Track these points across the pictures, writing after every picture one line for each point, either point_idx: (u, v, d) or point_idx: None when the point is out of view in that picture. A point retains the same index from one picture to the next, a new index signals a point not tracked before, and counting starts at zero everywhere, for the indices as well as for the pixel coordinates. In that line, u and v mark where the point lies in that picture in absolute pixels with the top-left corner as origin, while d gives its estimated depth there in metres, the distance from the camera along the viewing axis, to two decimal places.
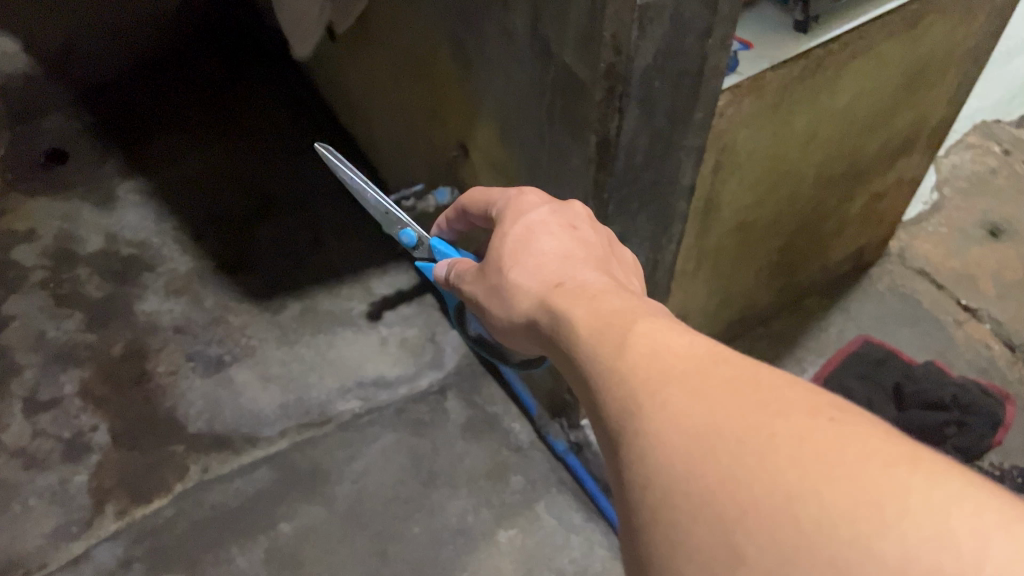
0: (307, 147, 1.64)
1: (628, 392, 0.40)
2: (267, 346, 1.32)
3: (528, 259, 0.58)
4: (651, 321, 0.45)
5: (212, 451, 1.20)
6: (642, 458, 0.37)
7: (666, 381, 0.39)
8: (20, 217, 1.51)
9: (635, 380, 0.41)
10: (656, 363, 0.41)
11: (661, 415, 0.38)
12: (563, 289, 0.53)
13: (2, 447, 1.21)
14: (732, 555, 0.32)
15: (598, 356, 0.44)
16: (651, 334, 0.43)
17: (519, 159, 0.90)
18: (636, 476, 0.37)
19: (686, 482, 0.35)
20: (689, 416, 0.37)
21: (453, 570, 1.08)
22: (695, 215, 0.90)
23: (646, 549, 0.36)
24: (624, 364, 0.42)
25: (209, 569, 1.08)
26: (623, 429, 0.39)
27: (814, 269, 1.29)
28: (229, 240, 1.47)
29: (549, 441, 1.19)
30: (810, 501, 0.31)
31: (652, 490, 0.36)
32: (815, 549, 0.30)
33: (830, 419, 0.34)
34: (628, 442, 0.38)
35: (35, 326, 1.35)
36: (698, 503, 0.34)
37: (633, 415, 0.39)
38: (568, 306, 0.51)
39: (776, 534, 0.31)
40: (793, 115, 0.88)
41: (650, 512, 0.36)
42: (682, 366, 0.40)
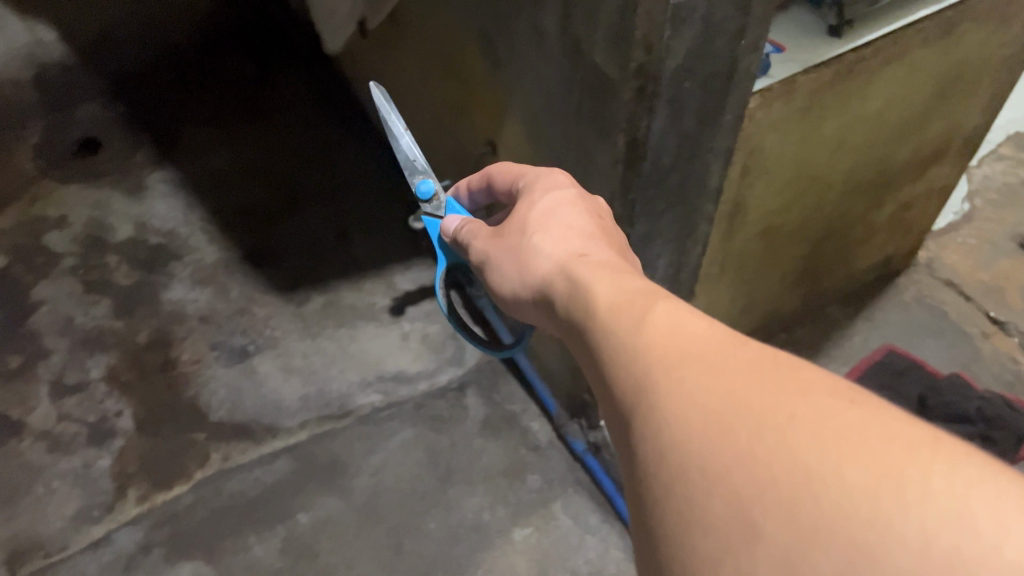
0: (335, 142, 1.65)
1: (648, 371, 0.41)
2: (290, 338, 1.33)
3: (550, 237, 0.59)
4: (673, 306, 0.45)
5: (233, 440, 1.21)
6: (659, 435, 0.37)
7: (687, 361, 0.39)
8: (53, 204, 1.54)
9: (656, 359, 0.41)
10: (678, 343, 0.41)
11: (681, 394, 0.38)
12: (580, 267, 0.54)
13: (28, 429, 1.23)
14: (747, 529, 0.32)
15: (617, 334, 0.45)
16: (673, 319, 0.43)
17: (546, 157, 0.90)
18: (653, 454, 0.37)
19: (703, 457, 0.35)
20: (710, 394, 0.37)
21: (467, 566, 1.09)
22: (721, 218, 0.90)
23: (658, 526, 0.36)
24: (645, 344, 0.42)
25: (226, 556, 1.10)
26: (641, 406, 0.40)
27: (839, 277, 1.28)
28: (255, 231, 1.49)
29: (567, 442, 1.19)
30: (829, 478, 0.31)
31: (668, 465, 0.36)
32: (833, 527, 0.30)
33: (853, 400, 0.34)
34: (647, 424, 0.38)
35: (64, 311, 1.37)
36: (715, 478, 0.34)
37: (652, 391, 0.39)
38: (586, 284, 0.51)
39: (794, 511, 0.31)
40: (823, 120, 0.87)
41: (665, 487, 0.36)
42: (705, 347, 0.40)
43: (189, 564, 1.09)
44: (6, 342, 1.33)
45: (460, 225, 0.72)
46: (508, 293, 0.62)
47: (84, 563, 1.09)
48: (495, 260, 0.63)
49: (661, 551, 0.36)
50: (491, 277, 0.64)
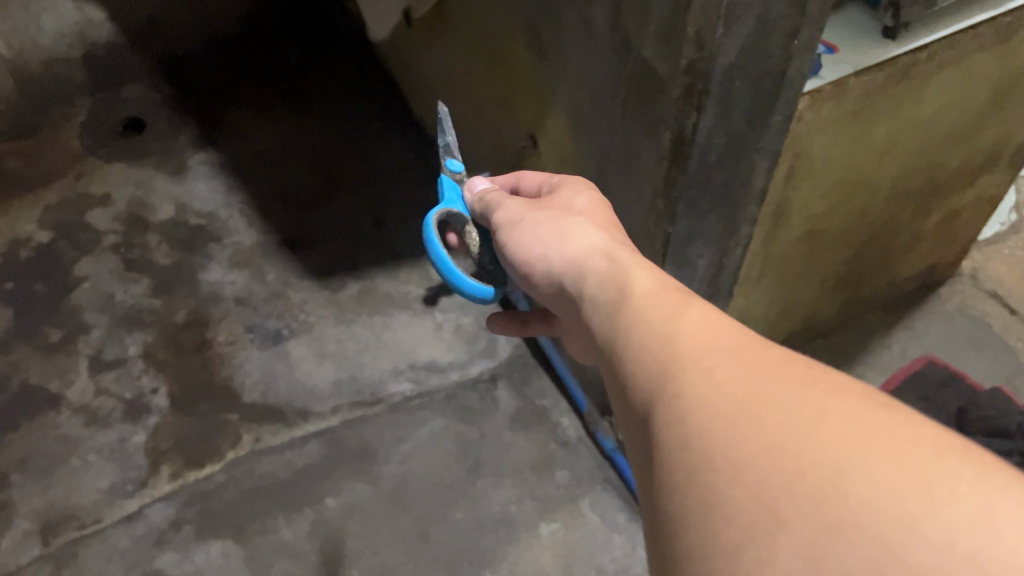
0: (376, 130, 1.65)
1: (680, 368, 0.42)
2: (324, 323, 1.34)
3: (582, 227, 0.60)
4: (707, 313, 0.46)
5: (265, 421, 1.22)
6: (686, 426, 0.38)
7: (719, 360, 0.41)
8: (97, 182, 1.56)
9: (689, 356, 0.42)
10: (711, 345, 0.42)
11: (712, 390, 0.39)
12: (612, 261, 0.55)
13: (66, 402, 1.25)
14: (770, 518, 0.33)
15: (649, 331, 0.46)
16: (707, 326, 0.44)
17: (589, 152, 0.89)
18: (678, 446, 0.38)
19: (730, 449, 0.36)
20: (741, 392, 0.38)
21: (493, 558, 1.09)
22: (764, 220, 0.89)
23: (676, 514, 0.36)
24: (678, 343, 0.44)
25: (254, 536, 1.11)
26: (670, 400, 0.41)
27: (880, 284, 1.26)
28: (293, 215, 1.50)
29: (597, 439, 1.18)
30: (856, 475, 0.32)
31: (693, 454, 0.37)
32: (858, 520, 0.31)
33: (880, 408, 0.35)
34: (676, 417, 0.39)
35: (105, 288, 1.39)
36: (741, 468, 0.35)
37: (683, 386, 0.41)
38: (620, 279, 0.53)
39: (819, 503, 0.32)
40: (873, 123, 0.86)
41: (687, 475, 0.37)
42: (736, 351, 0.41)
43: (219, 543, 1.10)
44: (47, 316, 1.36)
45: (489, 188, 0.72)
46: (524, 269, 0.62)
47: (117, 536, 1.11)
48: (528, 222, 0.63)
49: (676, 540, 0.36)
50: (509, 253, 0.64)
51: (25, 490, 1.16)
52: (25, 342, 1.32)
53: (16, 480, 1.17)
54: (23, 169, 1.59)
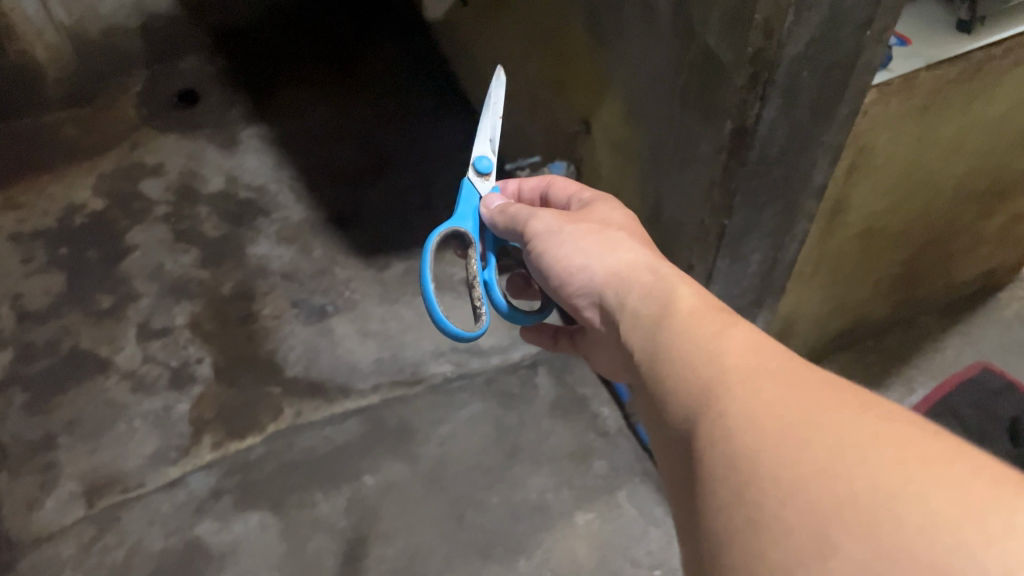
0: (426, 110, 1.65)
1: (724, 383, 0.41)
2: (368, 301, 1.35)
3: (624, 239, 0.59)
4: (751, 330, 0.45)
5: (307, 396, 1.23)
6: (732, 444, 0.37)
7: (767, 380, 0.40)
8: (152, 152, 1.58)
9: (734, 374, 0.41)
10: (758, 364, 0.41)
11: (760, 409, 0.38)
12: (655, 277, 0.54)
13: (114, 367, 1.27)
14: (821, 540, 0.31)
15: (692, 341, 0.45)
16: (751, 342, 0.43)
17: (644, 141, 0.88)
18: (723, 463, 0.37)
19: (778, 470, 0.35)
20: (789, 411, 0.37)
21: (527, 545, 1.08)
22: (821, 216, 0.86)
23: (721, 533, 0.35)
24: (722, 356, 0.43)
25: (292, 510, 1.12)
26: (715, 417, 0.40)
27: (936, 287, 1.22)
28: (341, 193, 1.50)
29: (637, 430, 1.18)
30: (912, 502, 0.31)
31: (739, 473, 0.36)
32: (915, 548, 0.29)
33: (935, 435, 0.34)
34: (719, 433, 0.38)
35: (155, 257, 1.41)
36: (789, 488, 0.34)
37: (728, 403, 0.39)
38: (664, 295, 0.51)
39: (873, 528, 0.31)
40: (942, 121, 0.83)
41: (733, 494, 0.36)
42: (783, 369, 0.40)
43: (257, 514, 1.11)
44: (99, 282, 1.38)
45: (510, 203, 0.71)
46: (561, 275, 0.61)
47: (159, 502, 1.13)
48: (567, 233, 0.61)
49: (721, 560, 0.35)
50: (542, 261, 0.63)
51: (72, 452, 1.18)
52: (76, 307, 1.35)
53: (63, 442, 1.19)
54: (80, 137, 1.61)
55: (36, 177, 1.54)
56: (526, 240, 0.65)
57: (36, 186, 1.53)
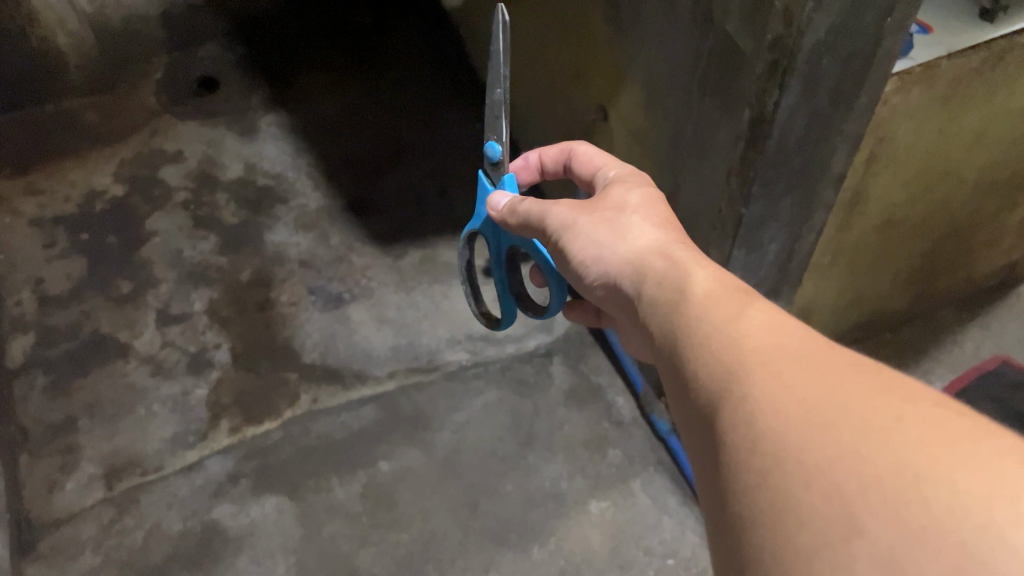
0: (444, 98, 1.65)
1: (743, 363, 0.41)
2: (385, 289, 1.35)
3: (639, 225, 0.59)
4: (769, 310, 0.45)
5: (323, 383, 1.24)
6: (753, 427, 0.37)
7: (787, 362, 0.39)
8: (171, 139, 1.59)
9: (753, 355, 0.41)
10: (778, 344, 0.41)
11: (781, 392, 0.38)
12: (669, 263, 0.53)
13: (134, 352, 1.29)
14: (848, 523, 0.32)
15: (709, 322, 0.45)
16: (769, 322, 0.43)
17: (661, 129, 0.87)
18: (744, 443, 0.37)
19: (801, 454, 0.35)
20: (811, 393, 0.37)
21: (542, 532, 1.09)
22: (840, 207, 0.85)
23: (745, 514, 0.36)
24: (741, 337, 0.43)
25: (309, 494, 1.13)
26: (735, 399, 0.39)
27: (956, 279, 1.22)
28: (358, 181, 1.51)
29: (652, 421, 1.17)
30: (940, 485, 0.31)
31: (762, 456, 0.36)
32: (943, 529, 0.30)
33: (959, 414, 0.34)
34: (739, 414, 0.38)
35: (174, 244, 1.42)
36: (813, 471, 0.34)
37: (748, 385, 0.39)
38: (678, 280, 0.51)
39: (900, 509, 0.31)
40: (963, 111, 0.82)
41: (755, 476, 0.36)
42: (803, 350, 0.40)
43: (274, 498, 1.12)
44: (118, 268, 1.39)
45: (518, 200, 0.69)
46: (579, 262, 0.61)
47: (177, 485, 1.14)
48: (581, 225, 0.61)
49: (743, 539, 0.35)
50: (560, 247, 0.63)
51: (93, 435, 1.19)
52: (97, 292, 1.36)
53: (84, 425, 1.20)
54: (101, 123, 1.62)
55: (57, 163, 1.55)
56: (541, 230, 0.65)
57: (57, 172, 1.54)
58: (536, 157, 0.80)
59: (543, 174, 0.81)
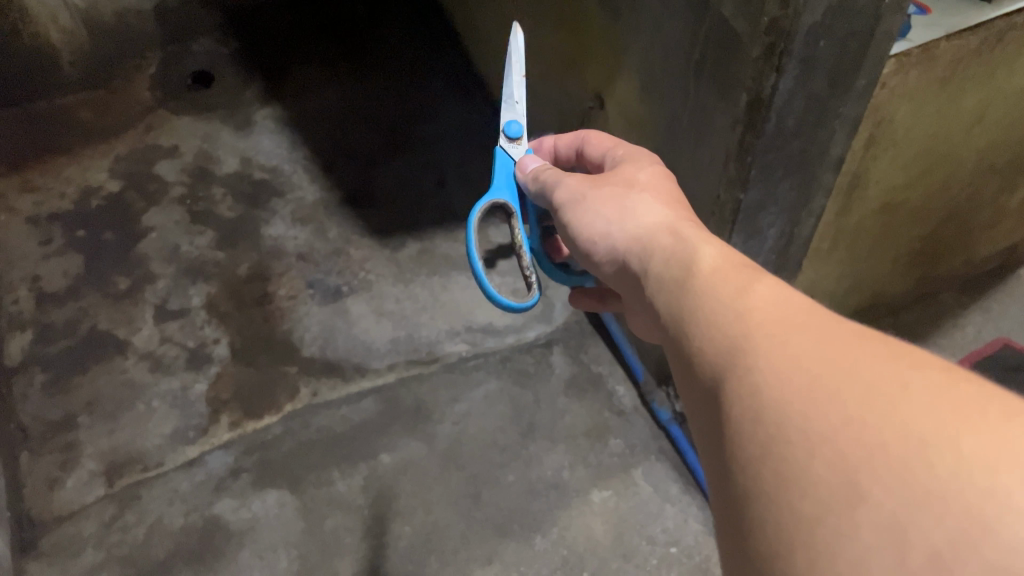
0: (440, 89, 1.64)
1: (749, 336, 0.40)
2: (383, 282, 1.35)
3: (645, 202, 0.59)
4: (775, 283, 0.44)
5: (323, 376, 1.24)
6: (758, 397, 0.37)
7: (793, 334, 0.39)
8: (166, 134, 1.59)
9: (759, 327, 0.41)
10: (784, 316, 0.41)
11: (786, 361, 0.37)
12: (676, 239, 0.53)
13: (132, 348, 1.28)
14: (852, 490, 0.31)
15: (716, 298, 0.45)
16: (775, 295, 0.43)
17: (658, 116, 0.87)
18: (748, 415, 0.37)
19: (806, 422, 0.34)
20: (817, 363, 0.37)
21: (544, 522, 1.08)
22: (840, 191, 0.85)
23: (749, 485, 0.35)
24: (747, 311, 0.42)
25: (310, 487, 1.12)
26: (739, 371, 0.39)
27: (956, 263, 1.21)
28: (356, 173, 1.50)
29: (652, 409, 1.17)
30: (945, 450, 0.30)
31: (767, 426, 0.36)
32: (948, 494, 0.29)
33: (966, 379, 0.33)
34: (745, 386, 0.38)
35: (171, 239, 1.42)
36: (817, 438, 0.34)
37: (754, 355, 0.39)
38: (685, 257, 0.51)
39: (904, 476, 0.30)
40: (962, 92, 0.81)
41: (760, 447, 0.36)
42: (809, 322, 0.40)
43: (275, 492, 1.12)
44: (115, 264, 1.39)
45: (541, 167, 0.72)
46: (585, 241, 0.61)
47: (178, 480, 1.14)
48: (590, 200, 0.61)
49: (747, 510, 0.35)
50: (569, 222, 0.63)
51: (92, 431, 1.19)
52: (94, 288, 1.36)
53: (83, 422, 1.20)
54: (95, 120, 1.61)
55: (53, 159, 1.55)
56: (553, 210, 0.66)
57: (52, 168, 1.53)
58: (551, 142, 0.80)
59: (557, 159, 0.80)
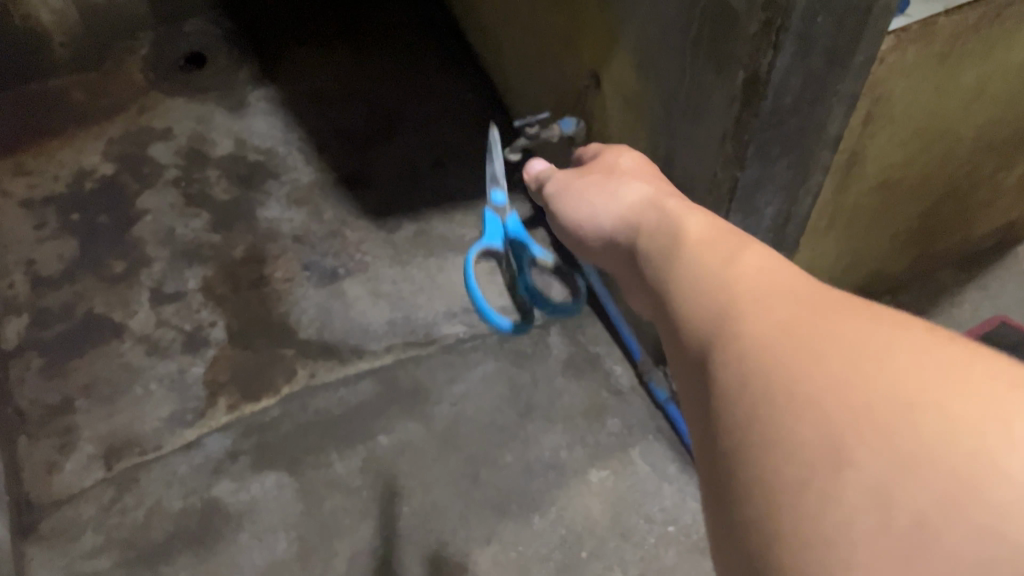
0: (436, 68, 1.63)
1: (735, 303, 0.40)
2: (380, 263, 1.34)
3: (643, 193, 0.59)
4: (759, 249, 0.44)
5: (320, 358, 1.23)
6: (745, 362, 0.37)
7: (778, 299, 0.39)
8: (160, 116, 1.57)
9: (745, 292, 0.40)
10: (770, 282, 0.41)
11: (773, 325, 0.37)
12: (666, 215, 0.53)
13: (129, 331, 1.28)
14: (838, 453, 0.31)
15: (703, 266, 0.45)
16: (760, 262, 0.43)
17: (655, 95, 0.86)
18: (734, 379, 0.37)
19: (791, 385, 0.34)
20: (804, 327, 0.36)
21: (543, 502, 1.09)
22: (837, 168, 0.85)
23: (732, 448, 0.35)
24: (733, 277, 0.42)
25: (309, 470, 1.12)
26: (724, 336, 0.39)
27: (954, 241, 1.21)
28: (351, 155, 1.49)
29: (649, 388, 1.17)
30: (931, 413, 0.31)
31: (753, 390, 0.35)
32: (934, 457, 0.29)
33: (950, 343, 0.34)
34: (732, 351, 0.38)
35: (166, 222, 1.41)
36: (803, 401, 0.33)
37: (740, 321, 0.39)
38: (674, 229, 0.51)
39: (891, 439, 0.31)
40: (961, 68, 0.80)
41: (744, 410, 0.35)
42: (794, 287, 0.40)
43: (274, 475, 1.12)
44: (110, 247, 1.38)
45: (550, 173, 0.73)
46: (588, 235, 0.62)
47: (177, 463, 1.14)
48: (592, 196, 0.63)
49: (730, 473, 0.35)
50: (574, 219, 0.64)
51: (90, 415, 1.19)
52: (89, 271, 1.35)
53: (81, 405, 1.20)
54: (88, 102, 1.60)
55: (45, 142, 1.53)
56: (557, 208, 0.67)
57: (46, 151, 1.52)
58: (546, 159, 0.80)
59: None
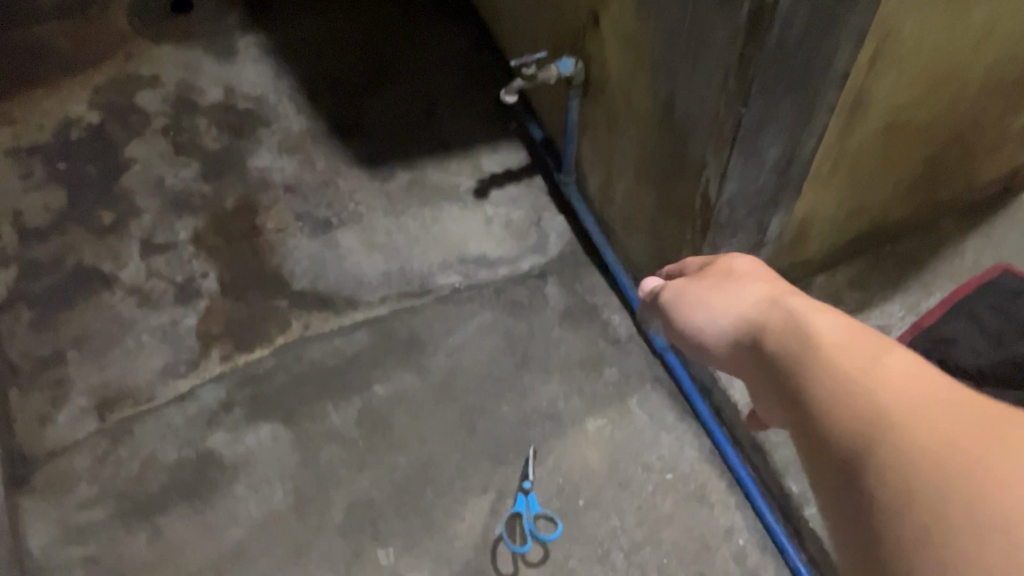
0: (429, 14, 1.59)
1: (886, 416, 0.35)
2: (374, 213, 1.32)
3: (750, 284, 0.54)
4: (904, 353, 0.39)
5: (314, 309, 1.22)
6: (909, 488, 0.31)
7: (940, 414, 0.33)
8: (146, 64, 1.53)
9: (892, 401, 0.35)
10: (925, 393, 0.35)
11: (940, 445, 0.32)
12: (781, 310, 0.48)
13: (119, 283, 1.26)
14: None
15: (835, 368, 0.39)
16: (909, 366, 0.37)
17: (655, 33, 0.83)
18: (897, 509, 0.31)
19: (974, 516, 0.29)
20: (978, 446, 0.31)
21: (540, 451, 1.08)
22: (842, 111, 0.82)
23: None
24: (876, 383, 0.37)
25: (304, 421, 1.12)
26: (878, 460, 0.34)
27: (957, 188, 1.19)
28: (343, 103, 1.46)
29: (648, 337, 1.16)
30: None
31: (923, 521, 0.30)
32: None
33: None
34: (891, 477, 0.32)
35: (155, 172, 1.38)
36: (991, 533, 0.28)
37: (896, 440, 0.33)
38: (793, 324, 0.45)
39: None
40: (971, 3, 0.77)
41: (915, 547, 0.30)
42: (957, 399, 0.34)
43: (269, 426, 1.11)
44: (99, 198, 1.35)
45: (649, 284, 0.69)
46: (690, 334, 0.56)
47: (171, 415, 1.13)
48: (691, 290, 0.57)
49: None
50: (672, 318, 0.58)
51: (82, 367, 1.17)
52: (78, 222, 1.33)
53: (73, 357, 1.18)
54: (73, 49, 1.56)
55: (30, 91, 1.50)
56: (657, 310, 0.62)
57: (31, 100, 1.48)
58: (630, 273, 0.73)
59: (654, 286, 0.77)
